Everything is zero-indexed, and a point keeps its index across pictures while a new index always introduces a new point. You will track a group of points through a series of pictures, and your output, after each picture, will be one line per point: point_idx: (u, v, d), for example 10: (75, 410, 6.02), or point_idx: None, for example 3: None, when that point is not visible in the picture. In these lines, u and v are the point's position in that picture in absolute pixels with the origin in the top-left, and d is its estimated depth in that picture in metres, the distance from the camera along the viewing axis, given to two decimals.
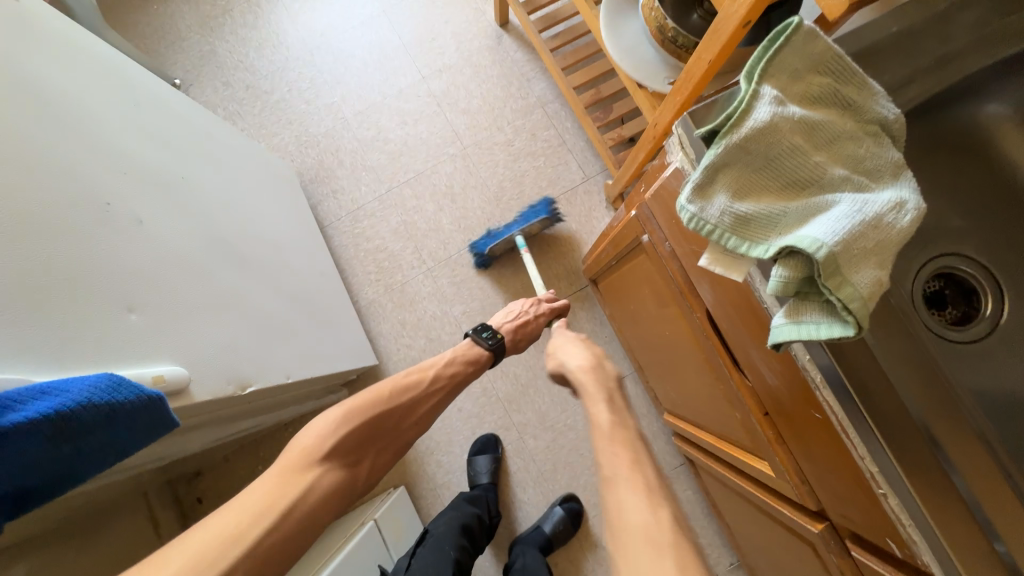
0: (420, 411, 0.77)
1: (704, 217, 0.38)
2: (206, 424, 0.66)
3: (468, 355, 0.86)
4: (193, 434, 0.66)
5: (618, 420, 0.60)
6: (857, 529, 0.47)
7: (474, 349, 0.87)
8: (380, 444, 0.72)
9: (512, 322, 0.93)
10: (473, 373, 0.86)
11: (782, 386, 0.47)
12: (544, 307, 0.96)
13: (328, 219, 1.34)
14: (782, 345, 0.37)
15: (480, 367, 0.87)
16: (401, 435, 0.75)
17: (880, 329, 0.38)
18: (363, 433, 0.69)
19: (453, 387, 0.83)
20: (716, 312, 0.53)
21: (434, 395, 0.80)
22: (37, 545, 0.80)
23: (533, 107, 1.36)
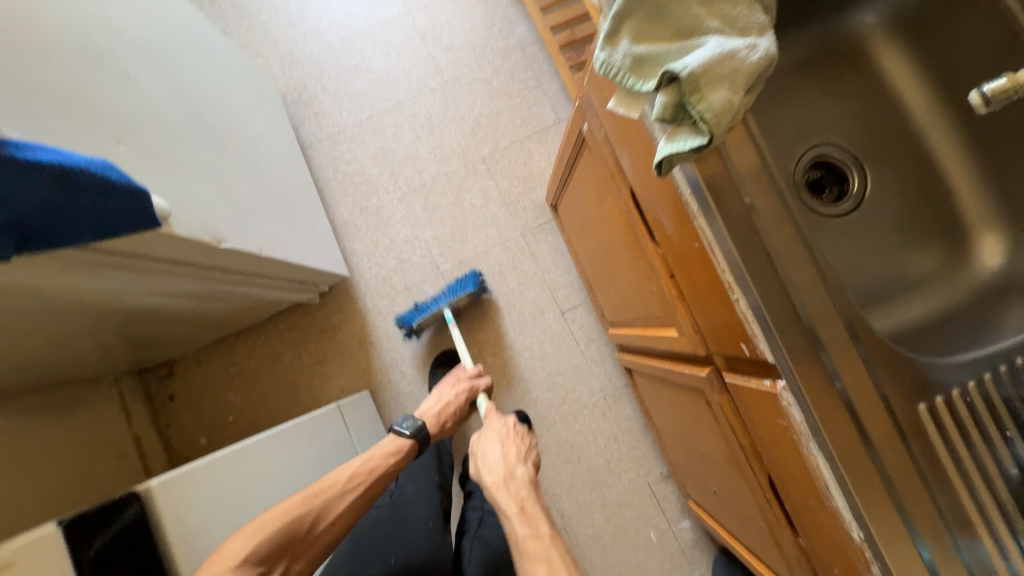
0: (339, 510, 0.74)
1: (610, 61, 0.47)
2: (181, 268, 0.73)
3: (391, 446, 0.87)
4: (170, 277, 0.73)
5: (531, 537, 0.69)
6: (727, 354, 0.58)
7: (396, 439, 0.89)
8: (297, 549, 0.68)
9: (434, 408, 0.98)
10: (396, 463, 0.85)
11: (676, 230, 0.56)
12: (461, 392, 1.01)
13: (309, 141, 1.39)
14: (663, 168, 0.47)
15: (395, 458, 0.85)
16: (319, 544, 0.71)
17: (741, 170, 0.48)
18: (274, 542, 0.65)
19: (376, 479, 0.80)
20: (634, 180, 0.63)
21: (354, 490, 0.77)
22: (9, 405, 0.94)
23: (513, 49, 1.43)
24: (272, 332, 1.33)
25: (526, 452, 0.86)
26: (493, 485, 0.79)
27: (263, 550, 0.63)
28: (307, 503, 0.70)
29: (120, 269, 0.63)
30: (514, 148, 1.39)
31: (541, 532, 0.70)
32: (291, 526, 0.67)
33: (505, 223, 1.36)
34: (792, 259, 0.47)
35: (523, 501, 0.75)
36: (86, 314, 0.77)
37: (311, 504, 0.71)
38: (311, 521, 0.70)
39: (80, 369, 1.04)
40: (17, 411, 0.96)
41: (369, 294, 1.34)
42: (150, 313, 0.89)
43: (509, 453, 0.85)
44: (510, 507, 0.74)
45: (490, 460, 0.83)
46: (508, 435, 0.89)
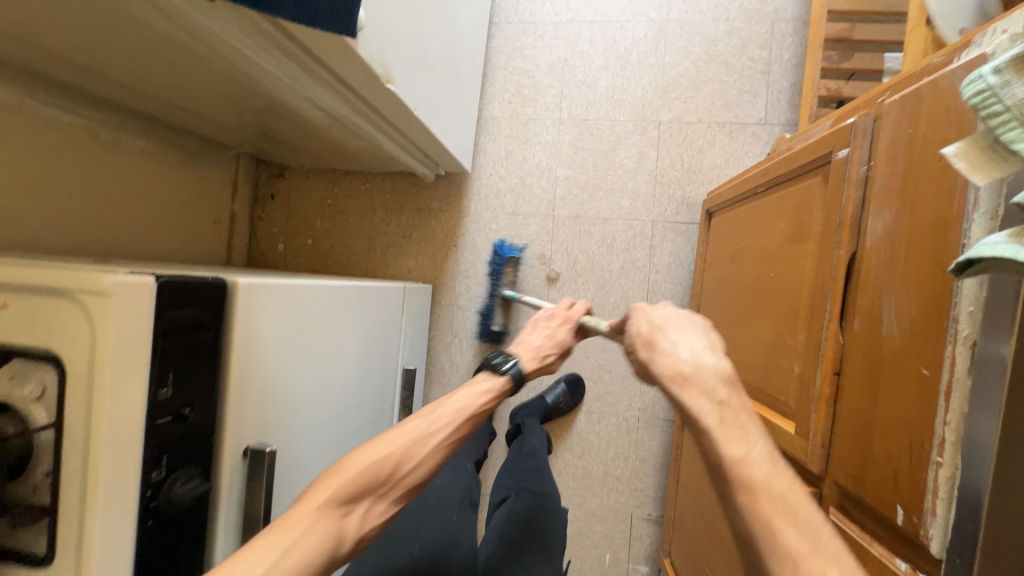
0: (424, 451, 0.54)
1: (999, 94, 0.32)
2: (331, 80, 0.70)
3: (483, 387, 0.64)
4: (314, 82, 0.73)
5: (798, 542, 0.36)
6: (854, 494, 0.48)
7: (494, 380, 0.64)
8: (381, 493, 0.51)
9: (539, 342, 0.72)
10: (489, 406, 0.63)
11: (896, 337, 0.44)
12: (563, 330, 0.74)
13: (499, 17, 1.27)
14: (971, 268, 0.34)
15: (486, 397, 0.62)
16: (405, 491, 0.53)
17: None
18: (353, 485, 0.49)
19: (465, 425, 0.59)
20: (873, 248, 0.48)
21: (444, 432, 0.56)
22: (155, 132, 1.03)
23: (763, 16, 1.18)
24: (377, 185, 1.33)
25: (717, 341, 0.49)
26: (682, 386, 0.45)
27: (342, 494, 0.49)
28: (384, 449, 0.52)
29: (279, 45, 0.61)
30: (698, 129, 1.20)
31: (845, 573, 0.35)
32: (371, 471, 0.50)
33: (643, 202, 1.22)
34: None
35: (723, 409, 0.42)
36: (245, 84, 0.77)
37: (389, 446, 0.53)
38: (394, 463, 0.52)
39: (214, 130, 1.09)
40: (155, 140, 1.03)
41: (476, 199, 1.29)
42: (292, 111, 0.90)
43: (689, 336, 0.48)
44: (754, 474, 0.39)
45: (666, 346, 0.47)
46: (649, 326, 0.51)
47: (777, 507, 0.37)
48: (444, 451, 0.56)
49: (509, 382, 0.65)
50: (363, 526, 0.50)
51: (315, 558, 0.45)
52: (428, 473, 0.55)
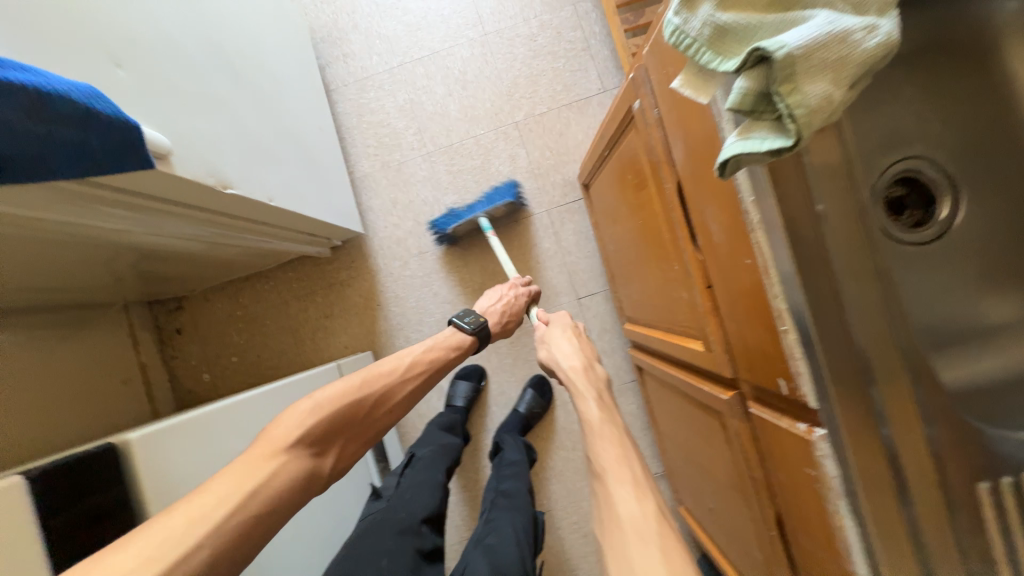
0: (394, 399, 0.74)
1: (685, 28, 0.38)
2: (174, 208, 0.70)
3: (451, 341, 0.89)
4: (161, 217, 0.72)
5: (619, 479, 0.54)
6: (758, 384, 0.52)
7: (458, 336, 0.90)
8: (351, 432, 0.67)
9: (498, 306, 0.97)
10: (455, 357, 0.88)
11: (724, 240, 0.50)
12: (520, 292, 0.99)
13: (334, 84, 1.31)
14: (728, 169, 0.39)
15: (453, 351, 0.88)
16: (373, 426, 0.71)
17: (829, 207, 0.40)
18: (327, 423, 0.63)
19: (430, 373, 0.81)
20: (684, 175, 0.55)
21: (411, 380, 0.78)
22: (22, 320, 0.95)
23: (564, 4, 1.29)
24: (281, 279, 1.31)
25: (585, 354, 0.76)
26: (570, 371, 0.73)
27: (315, 431, 0.62)
28: (361, 392, 0.70)
29: (100, 199, 0.60)
30: (551, 116, 1.29)
31: (644, 489, 0.53)
32: (344, 410, 0.66)
33: (531, 197, 1.29)
34: (857, 308, 0.40)
35: (591, 396, 0.67)
36: (93, 244, 0.75)
37: (365, 390, 0.71)
38: (369, 404, 0.70)
39: (88, 295, 1.04)
40: (25, 327, 0.95)
41: (381, 253, 1.30)
42: (158, 250, 0.88)
43: (568, 349, 0.77)
44: (587, 394, 0.68)
45: (557, 354, 0.77)
46: (558, 326, 0.83)
47: (611, 448, 0.58)
48: (409, 396, 0.77)
49: (473, 337, 0.92)
50: (333, 459, 0.64)
51: (292, 487, 0.56)
52: (399, 409, 0.75)
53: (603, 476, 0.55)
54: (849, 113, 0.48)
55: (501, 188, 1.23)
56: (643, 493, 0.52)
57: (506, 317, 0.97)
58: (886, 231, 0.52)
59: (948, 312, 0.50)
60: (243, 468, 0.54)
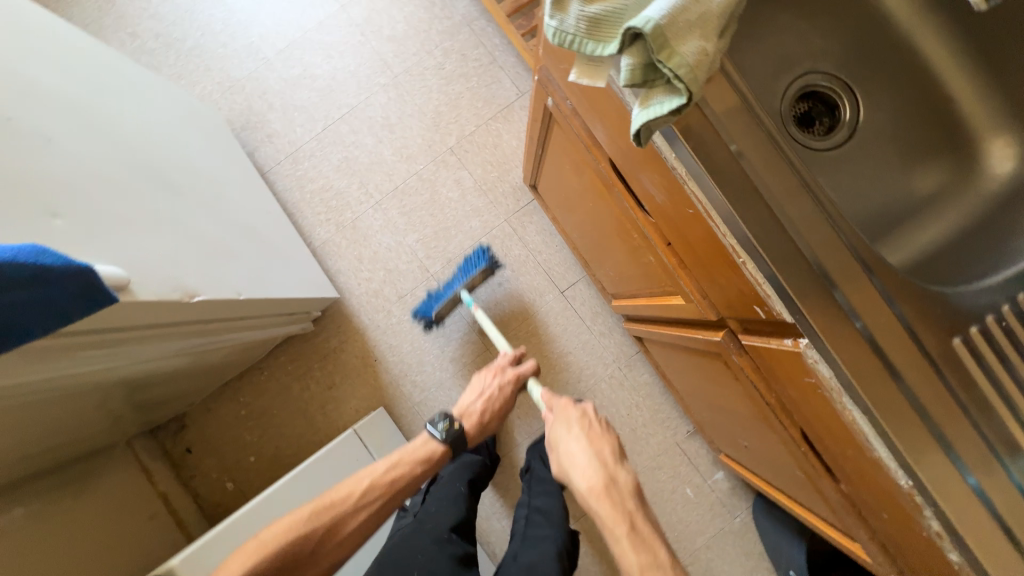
0: (353, 521, 0.77)
1: (564, 29, 0.41)
2: (157, 331, 0.71)
3: (420, 454, 0.89)
4: (147, 341, 0.72)
5: None
6: (740, 316, 0.55)
7: (429, 444, 0.90)
8: (310, 555, 0.72)
9: (476, 401, 0.97)
10: (424, 470, 0.87)
11: (665, 198, 0.53)
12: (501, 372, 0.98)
13: (267, 166, 1.32)
14: (643, 136, 0.42)
15: (421, 465, 0.87)
16: (333, 548, 0.75)
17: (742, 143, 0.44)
18: (273, 557, 0.69)
19: (396, 490, 0.83)
20: (613, 151, 0.58)
21: (372, 496, 0.80)
22: (29, 491, 0.89)
23: (459, 26, 1.34)
24: (274, 367, 1.31)
25: (598, 448, 0.73)
26: (591, 494, 0.68)
27: (260, 566, 0.67)
28: (314, 520, 0.74)
29: (87, 343, 0.61)
30: (481, 132, 1.33)
31: None
32: (293, 543, 0.71)
33: (487, 212, 1.32)
34: (796, 221, 0.44)
35: (622, 520, 0.63)
36: (86, 388, 0.75)
37: (319, 522, 0.75)
38: (322, 529, 0.74)
39: (85, 446, 1.02)
40: (36, 496, 0.90)
41: (363, 310, 1.30)
42: (153, 374, 0.87)
43: (576, 447, 0.74)
44: (619, 525, 0.63)
45: (567, 455, 0.73)
46: (569, 426, 0.78)
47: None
48: (373, 515, 0.80)
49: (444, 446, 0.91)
50: None
51: None
52: (364, 532, 0.78)
53: None
54: (736, 53, 0.52)
55: (473, 256, 1.24)
56: None
57: (487, 407, 0.96)
58: (803, 144, 0.56)
59: (878, 198, 0.55)
60: None
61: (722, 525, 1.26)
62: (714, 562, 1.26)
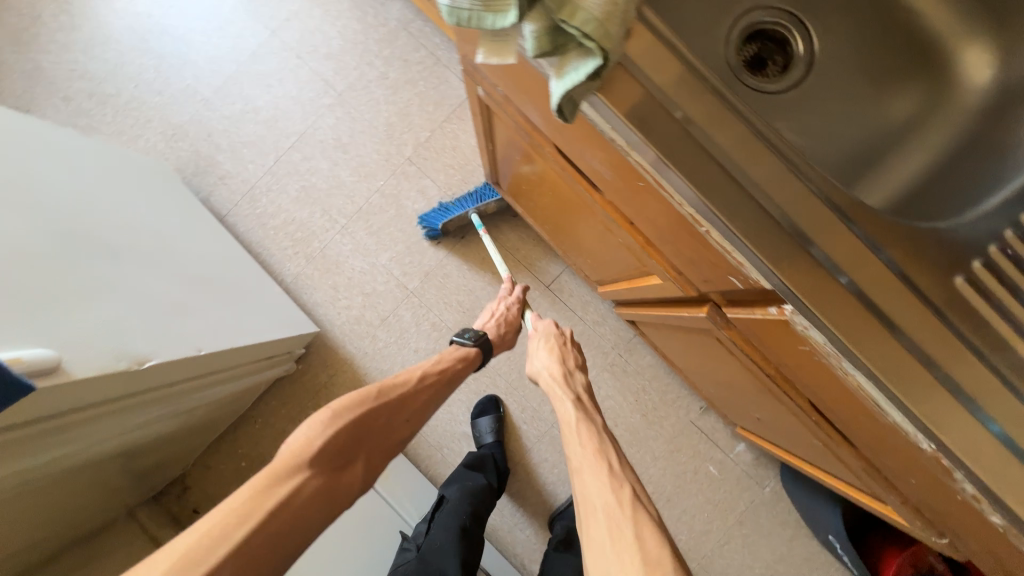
0: (410, 408, 0.75)
1: (457, 5, 0.35)
2: (111, 407, 0.68)
3: (458, 353, 0.86)
4: (105, 420, 0.69)
5: (595, 476, 0.56)
6: (722, 289, 0.49)
7: (460, 349, 0.87)
8: (372, 443, 0.69)
9: (491, 322, 0.93)
10: (466, 368, 0.85)
11: (614, 174, 0.48)
12: (515, 298, 0.95)
13: (225, 208, 1.27)
14: (566, 111, 0.37)
15: (463, 362, 0.85)
16: (395, 438, 0.72)
17: (682, 99, 0.38)
18: (343, 436, 0.65)
19: (447, 379, 0.81)
20: (552, 133, 0.53)
21: (425, 391, 0.78)
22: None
23: (396, 31, 1.29)
24: (267, 413, 1.26)
25: (560, 350, 0.76)
26: (547, 380, 0.73)
27: (337, 438, 0.64)
28: (379, 401, 0.71)
29: (28, 437, 0.58)
30: (437, 136, 1.28)
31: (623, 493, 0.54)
32: (360, 425, 0.68)
33: None
34: (756, 177, 0.38)
35: (566, 404, 0.68)
36: (62, 479, 0.72)
37: (378, 395, 0.72)
38: (384, 418, 0.71)
39: (89, 526, 0.99)
40: None
41: (348, 339, 1.26)
42: (137, 447, 0.85)
43: (541, 353, 0.77)
44: (564, 399, 0.68)
45: (534, 361, 0.77)
46: (542, 338, 0.79)
47: (585, 451, 0.60)
48: (428, 394, 0.78)
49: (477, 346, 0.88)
50: (354, 468, 0.66)
51: (316, 499, 0.60)
52: (422, 401, 0.77)
53: (580, 491, 0.56)
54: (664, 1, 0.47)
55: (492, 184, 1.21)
56: (619, 494, 0.54)
57: (502, 327, 0.92)
58: (757, 89, 0.51)
59: (846, 134, 0.50)
60: (250, 490, 0.56)
61: (752, 497, 1.21)
62: (751, 537, 1.21)
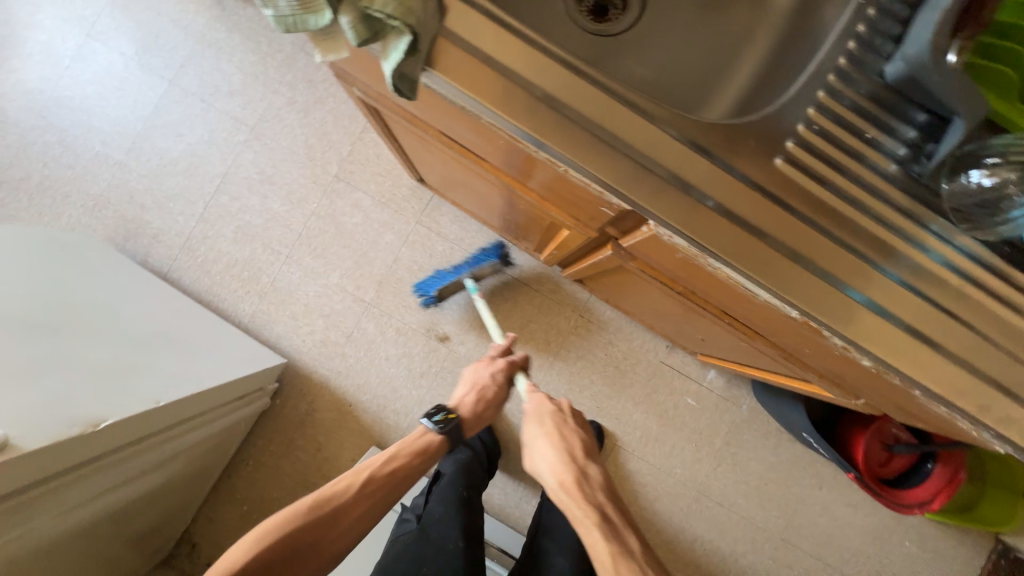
0: (350, 514, 0.71)
1: (279, 13, 0.38)
2: (73, 475, 0.71)
3: (417, 445, 0.80)
4: (72, 486, 0.72)
5: None
6: (609, 223, 0.53)
7: (423, 438, 0.80)
8: (305, 557, 0.66)
9: (471, 395, 0.85)
10: (421, 463, 0.79)
11: (483, 139, 0.51)
12: (496, 367, 0.87)
13: (166, 265, 1.27)
14: (404, 88, 0.41)
15: (419, 458, 0.79)
16: (332, 548, 0.68)
17: (505, 56, 0.40)
18: (269, 559, 0.63)
19: (398, 478, 0.76)
20: (425, 115, 0.56)
21: (370, 495, 0.73)
22: None
23: (294, 55, 1.29)
24: (257, 453, 1.27)
25: (557, 442, 0.74)
26: (557, 491, 0.71)
27: (262, 559, 0.63)
28: (313, 512, 0.68)
29: None
30: (359, 148, 1.29)
31: None
32: (285, 544, 0.65)
33: (395, 221, 1.29)
34: (591, 113, 0.41)
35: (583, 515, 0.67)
36: (54, 554, 0.75)
37: (313, 505, 0.69)
38: (319, 530, 0.68)
39: None
40: None
41: (319, 364, 1.27)
42: (122, 509, 0.87)
43: (545, 456, 0.74)
44: (583, 516, 0.67)
45: (535, 467, 0.74)
46: (537, 422, 0.76)
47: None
48: (373, 495, 0.73)
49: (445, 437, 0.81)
50: None
51: None
52: (366, 503, 0.73)
53: None
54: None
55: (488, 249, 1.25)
56: None
57: (480, 399, 0.84)
58: (606, 33, 0.57)
59: (690, 54, 0.56)
60: None
61: (732, 418, 1.28)
62: (739, 454, 1.28)
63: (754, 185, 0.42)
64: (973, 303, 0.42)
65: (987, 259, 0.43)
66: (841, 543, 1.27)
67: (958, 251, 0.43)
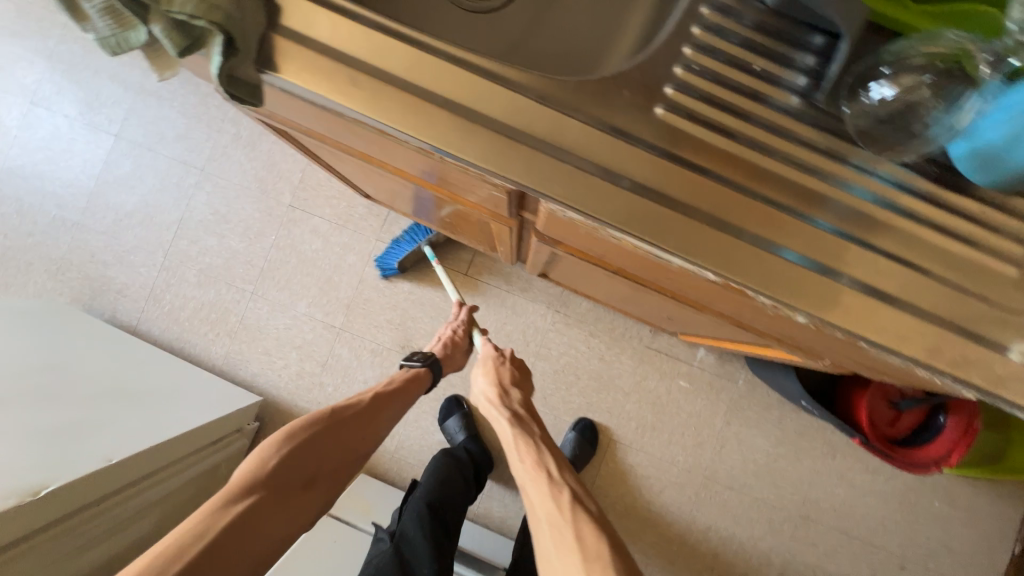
0: (367, 419, 0.76)
1: (98, 35, 0.36)
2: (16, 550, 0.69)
3: (407, 376, 0.83)
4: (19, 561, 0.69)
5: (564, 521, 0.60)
6: (514, 206, 0.50)
7: (410, 370, 0.84)
8: (330, 462, 0.71)
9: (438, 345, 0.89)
10: (424, 382, 0.84)
11: (362, 137, 0.47)
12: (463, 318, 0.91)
13: (134, 319, 1.26)
14: (240, 95, 0.39)
15: (420, 379, 0.83)
16: (360, 447, 0.74)
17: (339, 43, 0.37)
18: (296, 457, 0.67)
19: (410, 391, 0.82)
20: (309, 124, 0.53)
21: (389, 401, 0.79)
22: None
23: None
24: None
25: (498, 376, 0.78)
26: (487, 409, 0.76)
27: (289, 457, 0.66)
28: (335, 414, 0.73)
29: None
30: (309, 173, 1.28)
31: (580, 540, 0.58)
32: (312, 442, 0.69)
33: (354, 241, 1.26)
34: (443, 88, 0.37)
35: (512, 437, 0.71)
36: None
37: (338, 412, 0.74)
38: (343, 433, 0.73)
39: None
40: None
41: (298, 397, 1.24)
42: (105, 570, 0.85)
43: (482, 383, 0.78)
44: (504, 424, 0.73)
45: (474, 394, 0.79)
46: (480, 361, 0.81)
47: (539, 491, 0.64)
48: (388, 404, 0.78)
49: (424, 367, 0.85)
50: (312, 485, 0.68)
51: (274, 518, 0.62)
52: (384, 411, 0.78)
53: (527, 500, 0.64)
54: None
55: None
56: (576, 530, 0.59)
57: (448, 346, 0.89)
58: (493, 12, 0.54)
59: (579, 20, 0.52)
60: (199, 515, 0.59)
61: (730, 396, 1.22)
62: (743, 432, 1.21)
63: (637, 140, 0.37)
64: (906, 238, 0.37)
65: (916, 185, 0.38)
66: (865, 512, 1.19)
67: (881, 181, 0.38)
